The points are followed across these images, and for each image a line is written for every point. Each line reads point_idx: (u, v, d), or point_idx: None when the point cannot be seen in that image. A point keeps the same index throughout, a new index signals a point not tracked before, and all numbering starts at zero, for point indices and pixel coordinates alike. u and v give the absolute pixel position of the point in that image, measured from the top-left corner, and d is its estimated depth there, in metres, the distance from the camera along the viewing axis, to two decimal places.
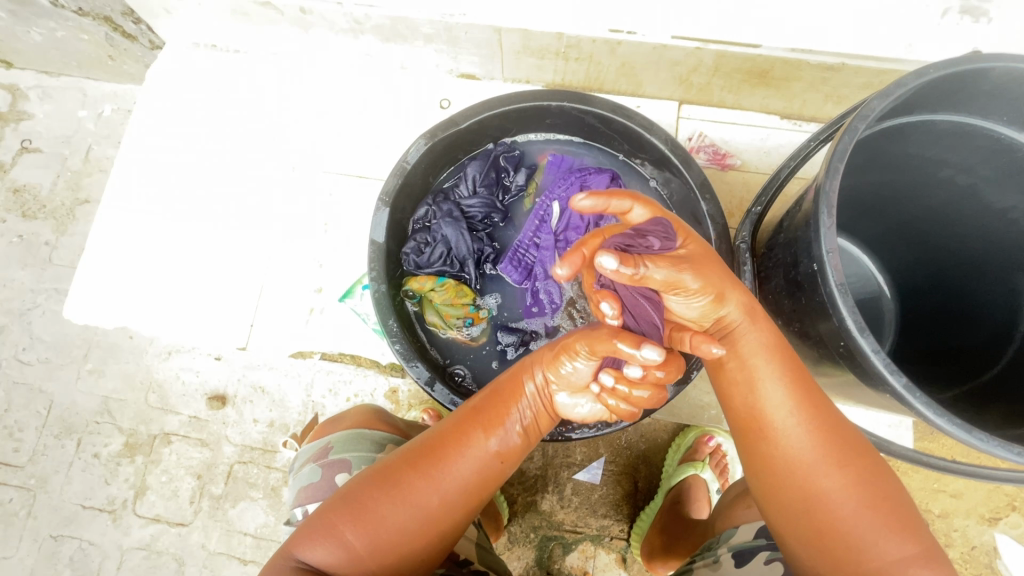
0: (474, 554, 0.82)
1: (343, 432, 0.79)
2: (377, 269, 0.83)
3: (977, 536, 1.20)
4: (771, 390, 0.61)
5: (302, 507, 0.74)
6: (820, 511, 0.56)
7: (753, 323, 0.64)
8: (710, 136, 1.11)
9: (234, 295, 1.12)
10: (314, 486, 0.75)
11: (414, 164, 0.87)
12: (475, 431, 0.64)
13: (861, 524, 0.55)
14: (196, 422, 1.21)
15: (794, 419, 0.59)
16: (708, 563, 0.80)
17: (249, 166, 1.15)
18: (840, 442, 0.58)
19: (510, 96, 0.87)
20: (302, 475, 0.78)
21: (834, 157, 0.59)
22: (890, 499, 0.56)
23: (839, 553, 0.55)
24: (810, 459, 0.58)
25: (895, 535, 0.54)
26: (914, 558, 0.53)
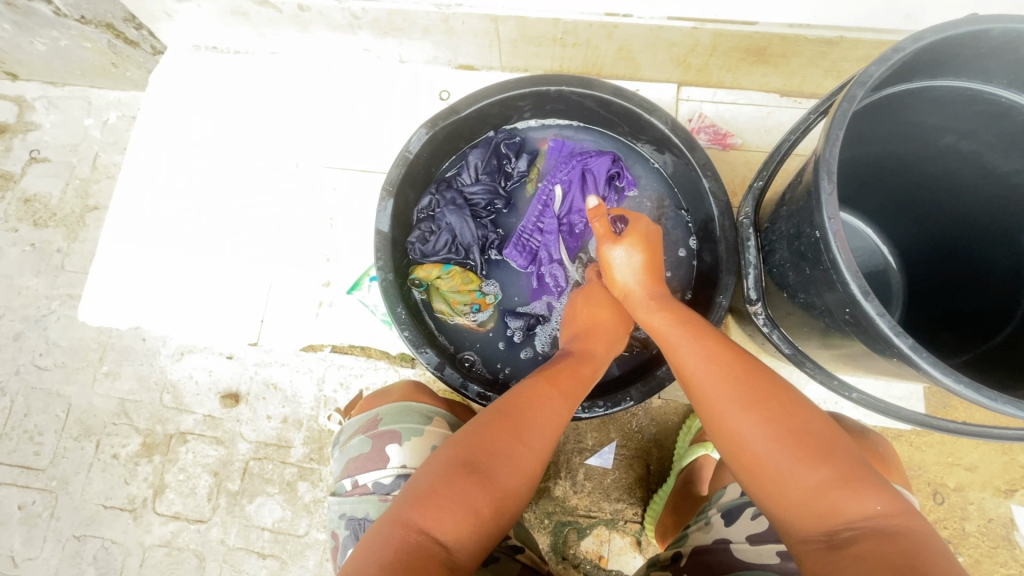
0: (512, 530, 0.82)
1: (390, 404, 0.79)
2: (383, 259, 0.84)
3: (993, 509, 1.19)
4: (687, 348, 0.69)
5: (352, 477, 0.74)
6: (739, 448, 0.59)
7: (646, 310, 0.77)
8: (709, 117, 1.11)
9: (243, 293, 1.14)
10: (364, 457, 0.74)
11: (416, 154, 0.88)
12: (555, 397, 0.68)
13: (780, 456, 0.56)
14: (211, 420, 1.23)
15: (710, 370, 0.65)
16: (700, 526, 0.84)
17: (254, 165, 1.17)
18: (755, 383, 0.62)
19: (508, 83, 0.87)
20: (350, 447, 0.77)
21: (833, 125, 0.59)
22: (797, 429, 0.57)
23: (774, 488, 0.56)
24: (717, 400, 0.62)
25: (812, 462, 0.55)
26: (842, 483, 0.53)
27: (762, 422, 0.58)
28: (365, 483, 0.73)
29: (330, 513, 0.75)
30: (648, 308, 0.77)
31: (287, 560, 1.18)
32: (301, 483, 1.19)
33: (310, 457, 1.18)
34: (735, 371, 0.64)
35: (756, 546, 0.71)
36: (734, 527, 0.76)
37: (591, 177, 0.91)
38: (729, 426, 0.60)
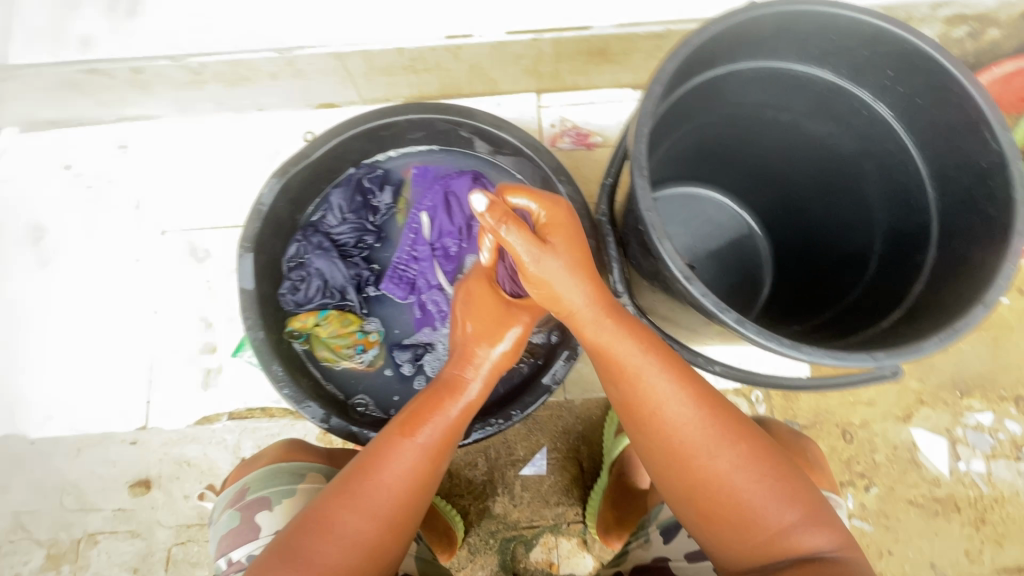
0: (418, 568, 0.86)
1: (259, 469, 0.76)
2: (252, 317, 0.81)
3: (895, 436, 1.28)
4: (660, 382, 0.63)
5: (226, 556, 0.70)
6: (709, 493, 0.62)
7: (596, 325, 0.65)
8: (571, 120, 1.14)
9: (125, 375, 1.07)
10: (235, 531, 0.71)
11: (271, 205, 0.86)
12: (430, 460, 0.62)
13: (755, 497, 0.61)
14: (122, 514, 1.08)
15: (691, 412, 0.62)
16: (641, 544, 0.92)
17: (117, 237, 1.10)
18: (727, 426, 0.63)
19: (355, 120, 0.88)
20: (221, 523, 0.73)
21: (638, 122, 0.62)
22: (774, 471, 0.62)
23: (749, 523, 0.62)
24: (697, 445, 0.62)
25: (786, 503, 0.62)
26: (803, 519, 0.61)
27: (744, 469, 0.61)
28: (239, 559, 0.69)
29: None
30: (601, 325, 0.64)
31: None
32: None
33: None
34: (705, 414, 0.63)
35: (694, 564, 0.81)
36: (674, 546, 0.84)
37: (455, 199, 0.93)
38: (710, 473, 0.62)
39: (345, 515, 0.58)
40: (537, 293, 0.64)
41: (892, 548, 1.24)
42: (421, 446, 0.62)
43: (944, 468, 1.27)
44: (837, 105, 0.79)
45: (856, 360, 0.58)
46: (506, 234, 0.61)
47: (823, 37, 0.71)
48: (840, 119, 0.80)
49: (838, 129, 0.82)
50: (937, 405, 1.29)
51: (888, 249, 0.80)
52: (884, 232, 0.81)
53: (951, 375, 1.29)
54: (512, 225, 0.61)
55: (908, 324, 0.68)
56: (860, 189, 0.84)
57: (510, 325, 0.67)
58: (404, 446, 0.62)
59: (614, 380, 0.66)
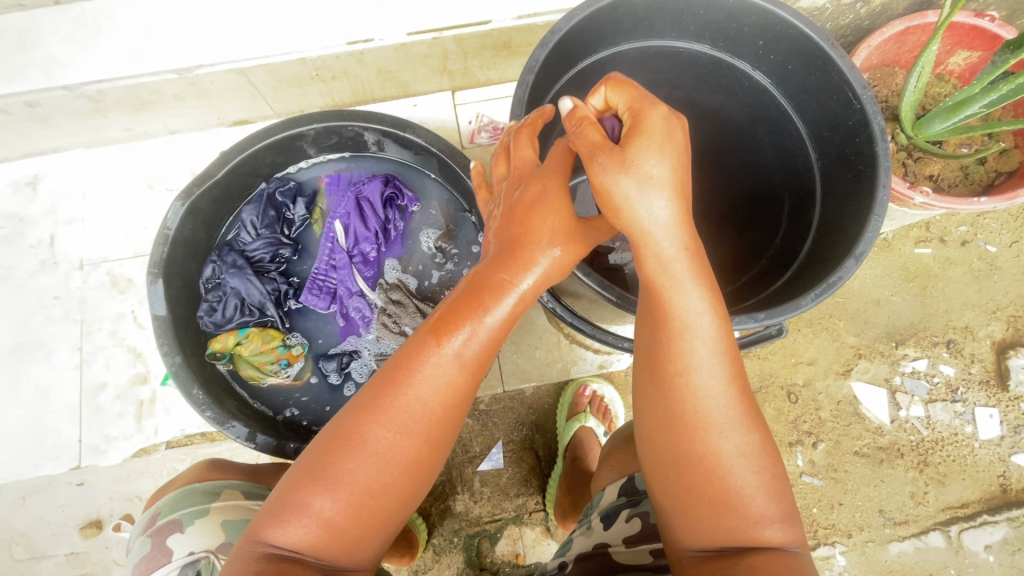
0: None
1: (171, 494, 0.75)
2: (166, 343, 0.79)
3: (838, 391, 1.32)
4: (700, 348, 0.56)
5: None
6: (710, 461, 0.56)
7: (662, 259, 0.56)
8: (487, 115, 1.15)
9: (56, 417, 1.04)
10: (147, 557, 0.71)
11: (178, 228, 0.85)
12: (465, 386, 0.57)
13: (744, 480, 0.56)
14: (77, 558, 1.05)
15: (724, 381, 0.56)
16: (584, 531, 0.89)
17: (33, 276, 1.07)
18: (751, 404, 0.58)
19: (257, 133, 0.86)
20: (134, 552, 0.73)
21: (515, 116, 0.66)
22: (774, 463, 0.58)
23: (733, 501, 0.56)
24: (724, 415, 0.56)
25: (770, 495, 0.56)
26: (780, 516, 0.57)
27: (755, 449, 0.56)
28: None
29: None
30: (665, 261, 0.56)
31: None
32: None
33: None
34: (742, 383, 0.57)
35: (630, 549, 0.79)
36: (611, 531, 0.83)
37: (368, 205, 0.92)
38: (719, 443, 0.56)
39: (368, 444, 0.54)
40: (608, 206, 0.58)
41: (842, 499, 1.29)
42: (451, 358, 0.56)
43: (886, 417, 1.31)
44: (722, 76, 0.81)
45: (739, 322, 0.62)
46: (579, 131, 0.59)
47: (693, 11, 0.73)
48: (727, 89, 0.83)
49: (727, 100, 0.84)
50: (876, 356, 1.33)
51: (797, 208, 0.82)
52: (791, 193, 0.83)
53: (885, 327, 1.33)
54: (588, 124, 0.58)
55: (798, 280, 0.72)
56: (760, 154, 0.86)
57: (568, 242, 0.60)
58: (437, 364, 0.55)
59: (651, 327, 0.59)
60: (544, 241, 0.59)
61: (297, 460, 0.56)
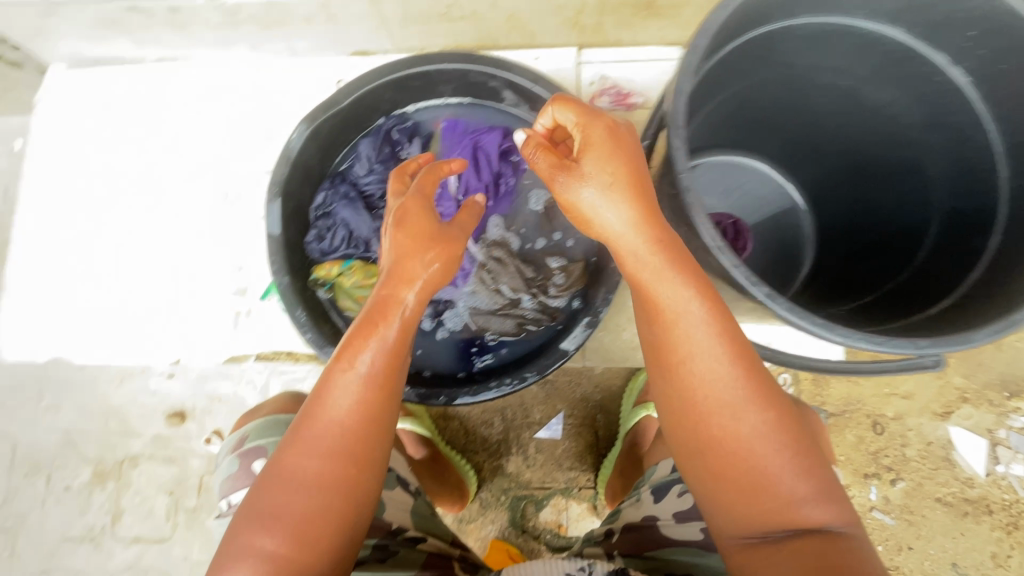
0: (410, 521, 0.83)
1: (258, 420, 0.81)
2: (277, 261, 0.82)
3: (931, 432, 1.22)
4: (693, 331, 0.57)
5: (226, 499, 0.76)
6: (722, 449, 0.56)
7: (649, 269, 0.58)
8: (611, 78, 1.08)
9: (161, 313, 1.11)
10: (233, 477, 0.76)
11: (300, 151, 0.86)
12: (377, 395, 0.63)
13: (767, 464, 0.55)
14: (161, 440, 1.25)
15: (722, 364, 0.56)
16: (632, 502, 0.90)
17: (154, 179, 1.13)
18: (751, 379, 0.56)
19: (387, 65, 0.85)
20: (223, 469, 0.79)
21: (677, 78, 0.58)
22: (794, 435, 0.56)
23: (756, 486, 0.55)
24: (723, 399, 0.56)
25: (799, 472, 0.55)
26: (813, 493, 0.55)
27: (766, 428, 0.55)
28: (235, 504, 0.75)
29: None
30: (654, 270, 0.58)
31: None
32: None
33: None
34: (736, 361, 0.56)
35: (681, 524, 0.80)
36: (662, 504, 0.84)
37: (483, 156, 0.91)
38: (726, 428, 0.56)
39: (305, 453, 0.61)
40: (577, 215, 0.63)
41: (912, 543, 1.21)
42: (358, 376, 0.63)
43: (981, 469, 1.20)
44: (905, 69, 0.72)
45: (897, 345, 0.54)
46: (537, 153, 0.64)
47: None
48: (905, 84, 0.74)
49: (903, 96, 0.75)
50: (981, 403, 1.22)
51: (946, 230, 0.75)
52: (942, 211, 0.76)
53: (1003, 374, 1.20)
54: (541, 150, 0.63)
55: (958, 310, 0.64)
56: (921, 163, 0.78)
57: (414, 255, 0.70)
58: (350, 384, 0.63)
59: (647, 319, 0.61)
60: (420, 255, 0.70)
61: (245, 501, 0.62)
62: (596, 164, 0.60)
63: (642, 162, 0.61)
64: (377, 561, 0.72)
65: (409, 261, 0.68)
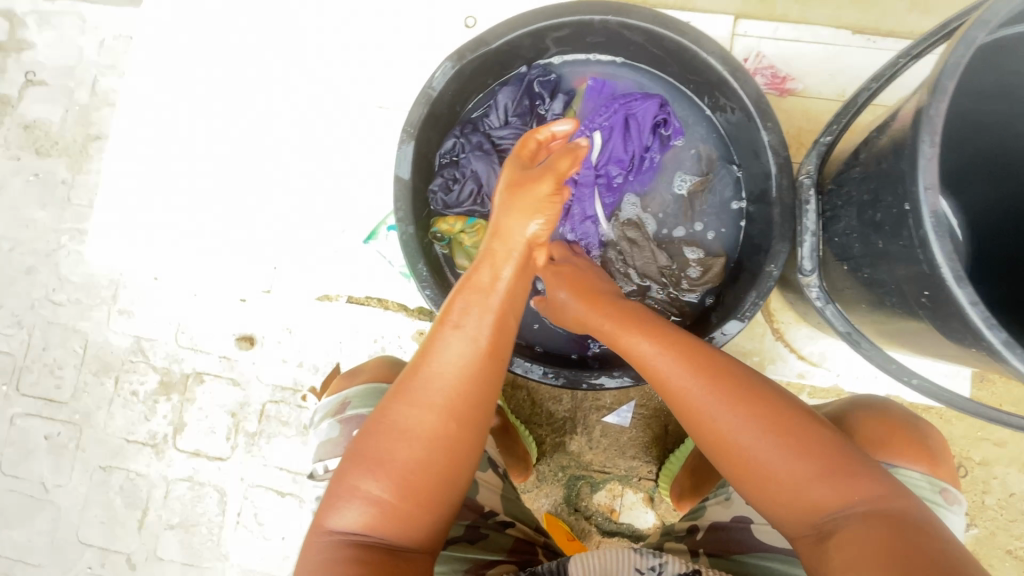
0: (499, 504, 0.80)
1: (358, 387, 0.81)
2: (403, 208, 0.77)
3: (1017, 484, 1.14)
4: (646, 347, 0.64)
5: (324, 462, 0.78)
6: (724, 447, 0.57)
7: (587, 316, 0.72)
8: (768, 57, 0.97)
9: (254, 235, 1.10)
10: (333, 442, 0.77)
11: (440, 91, 0.79)
12: (480, 358, 0.56)
13: (770, 454, 0.55)
14: (226, 362, 1.20)
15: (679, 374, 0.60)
16: (720, 501, 0.80)
17: (264, 96, 1.08)
18: (716, 375, 0.59)
19: (548, 10, 0.76)
20: (323, 430, 0.81)
21: (944, 72, 0.49)
22: (790, 421, 0.56)
23: (772, 480, 0.55)
24: (689, 395, 0.59)
25: (798, 454, 0.54)
26: (818, 475, 0.54)
27: (753, 423, 0.56)
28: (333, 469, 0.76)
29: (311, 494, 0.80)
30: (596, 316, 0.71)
31: (306, 499, 1.21)
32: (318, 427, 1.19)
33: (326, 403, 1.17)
34: (686, 357, 0.61)
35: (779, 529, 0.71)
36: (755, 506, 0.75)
37: (635, 124, 0.84)
38: (708, 422, 0.58)
39: (408, 402, 0.55)
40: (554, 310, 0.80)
41: None
42: (453, 331, 0.57)
43: None
44: None
45: None
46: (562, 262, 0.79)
47: None
48: None
49: None
50: None
51: None
52: None
53: None
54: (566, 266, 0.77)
55: None
56: None
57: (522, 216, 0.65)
58: (456, 343, 0.56)
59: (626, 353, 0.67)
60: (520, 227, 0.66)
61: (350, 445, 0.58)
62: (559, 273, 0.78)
63: (590, 279, 0.76)
64: (467, 544, 0.71)
65: (513, 218, 0.63)
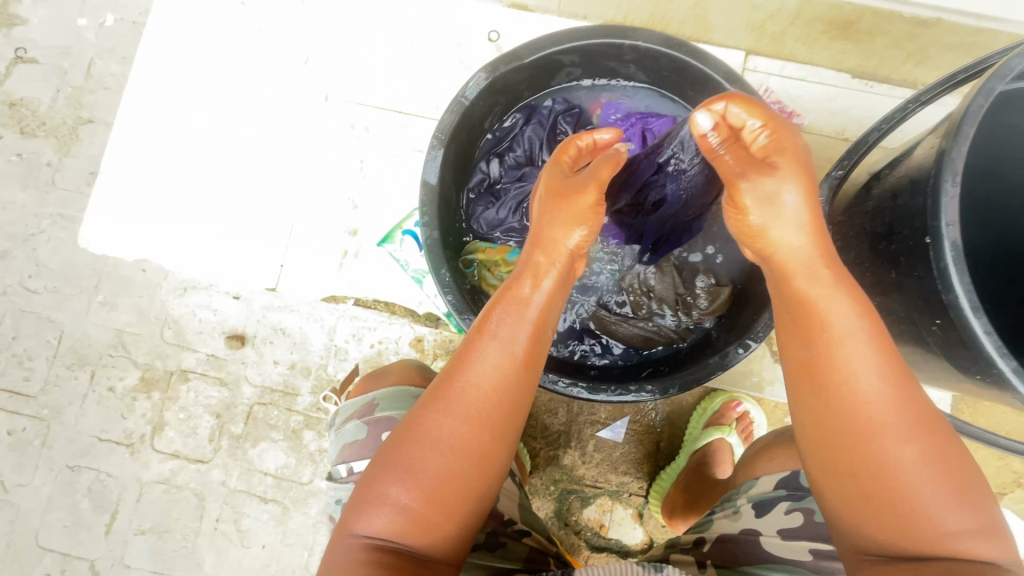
0: (517, 513, 0.81)
1: (387, 389, 0.80)
2: (429, 213, 0.77)
3: None
4: (859, 352, 0.52)
5: (348, 464, 0.76)
6: (877, 471, 0.49)
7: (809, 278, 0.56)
8: (776, 92, 1.01)
9: (262, 233, 1.08)
10: (360, 443, 0.76)
11: (471, 100, 0.80)
12: (522, 366, 0.60)
13: (930, 491, 0.48)
14: (215, 360, 1.17)
15: (866, 377, 0.51)
16: (727, 514, 0.81)
17: (278, 92, 1.07)
18: (907, 402, 0.50)
19: (581, 30, 0.79)
20: (346, 432, 0.79)
21: (965, 118, 0.53)
22: (958, 465, 0.49)
23: (908, 515, 0.48)
24: (876, 421, 0.50)
25: (961, 504, 0.47)
26: (977, 530, 0.47)
27: (923, 454, 0.48)
28: (359, 471, 0.75)
29: (328, 498, 0.78)
30: (813, 276, 0.55)
31: (290, 507, 1.17)
32: (308, 432, 1.16)
33: (318, 407, 1.14)
34: (888, 375, 0.51)
35: (787, 541, 0.70)
36: (763, 520, 0.74)
37: (653, 137, 0.90)
38: (881, 447, 0.49)
39: (454, 413, 0.57)
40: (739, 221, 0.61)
41: None
42: (494, 342, 0.61)
43: None
44: None
45: None
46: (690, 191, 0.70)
47: None
48: None
49: None
50: None
51: None
52: None
53: None
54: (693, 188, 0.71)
55: None
56: None
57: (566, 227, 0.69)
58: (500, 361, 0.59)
59: (800, 335, 0.55)
60: (564, 233, 0.69)
61: (381, 450, 0.59)
62: (791, 167, 0.58)
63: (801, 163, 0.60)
64: (486, 551, 0.72)
65: (557, 228, 0.68)
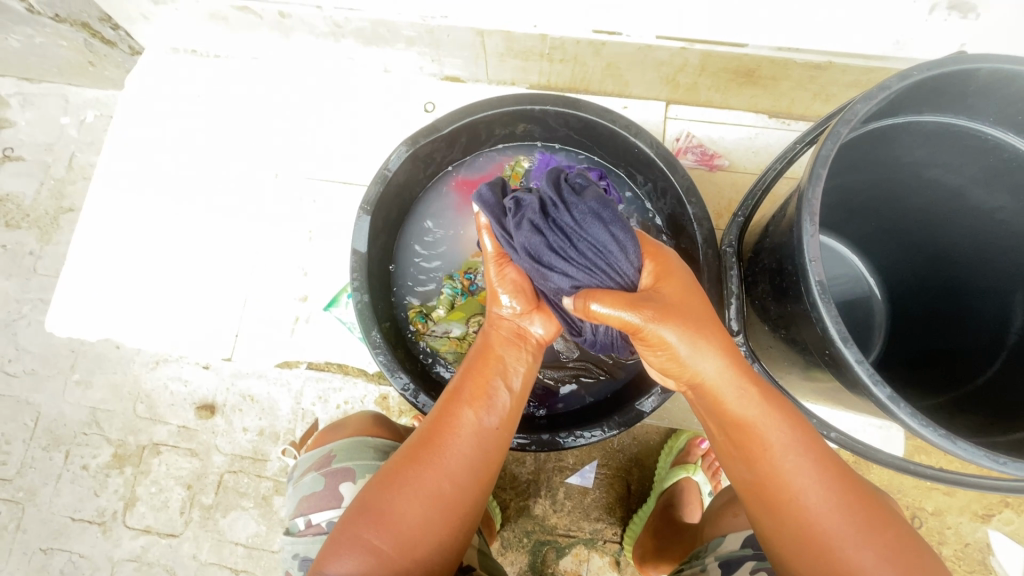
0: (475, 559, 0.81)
1: (343, 440, 0.82)
2: (359, 279, 0.82)
3: (970, 533, 1.11)
4: (774, 429, 0.58)
5: (305, 517, 0.76)
6: (814, 537, 0.54)
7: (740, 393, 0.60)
8: (696, 136, 1.09)
9: (220, 306, 1.13)
10: (318, 495, 0.77)
11: (395, 172, 0.86)
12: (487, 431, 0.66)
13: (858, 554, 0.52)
14: (185, 431, 1.19)
15: (786, 450, 0.57)
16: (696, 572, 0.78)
17: (238, 174, 1.15)
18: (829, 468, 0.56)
19: (491, 102, 0.86)
20: (303, 484, 0.80)
21: (817, 161, 0.58)
22: (876, 516, 0.54)
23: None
24: (804, 490, 0.55)
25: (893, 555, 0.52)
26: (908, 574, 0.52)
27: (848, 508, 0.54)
28: (318, 523, 0.76)
29: (284, 553, 0.78)
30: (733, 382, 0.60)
31: None
32: (276, 498, 1.16)
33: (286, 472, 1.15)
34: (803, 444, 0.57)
35: None
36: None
37: None
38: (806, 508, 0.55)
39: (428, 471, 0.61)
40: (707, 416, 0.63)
41: None
42: (480, 427, 0.65)
43: None
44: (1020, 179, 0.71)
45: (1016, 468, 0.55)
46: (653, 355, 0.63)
47: None
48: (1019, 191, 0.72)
49: (1013, 204, 0.73)
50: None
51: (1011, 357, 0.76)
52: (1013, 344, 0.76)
53: None
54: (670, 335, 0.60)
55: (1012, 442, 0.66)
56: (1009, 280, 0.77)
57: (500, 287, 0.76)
58: (471, 420, 0.65)
59: (738, 455, 0.59)
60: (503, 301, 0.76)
61: (356, 504, 0.61)
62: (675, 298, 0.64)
63: (697, 310, 0.63)
64: None
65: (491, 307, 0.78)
